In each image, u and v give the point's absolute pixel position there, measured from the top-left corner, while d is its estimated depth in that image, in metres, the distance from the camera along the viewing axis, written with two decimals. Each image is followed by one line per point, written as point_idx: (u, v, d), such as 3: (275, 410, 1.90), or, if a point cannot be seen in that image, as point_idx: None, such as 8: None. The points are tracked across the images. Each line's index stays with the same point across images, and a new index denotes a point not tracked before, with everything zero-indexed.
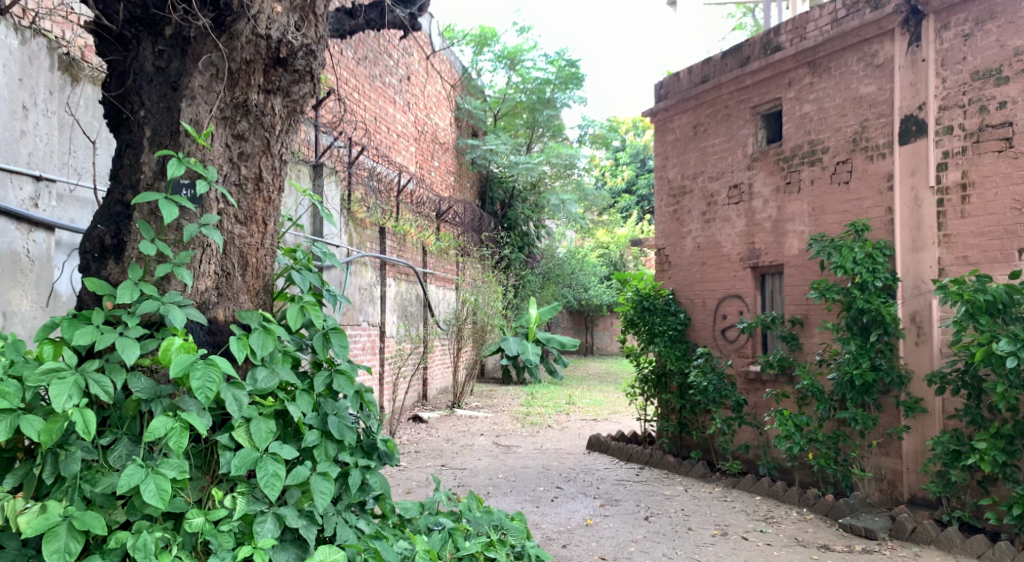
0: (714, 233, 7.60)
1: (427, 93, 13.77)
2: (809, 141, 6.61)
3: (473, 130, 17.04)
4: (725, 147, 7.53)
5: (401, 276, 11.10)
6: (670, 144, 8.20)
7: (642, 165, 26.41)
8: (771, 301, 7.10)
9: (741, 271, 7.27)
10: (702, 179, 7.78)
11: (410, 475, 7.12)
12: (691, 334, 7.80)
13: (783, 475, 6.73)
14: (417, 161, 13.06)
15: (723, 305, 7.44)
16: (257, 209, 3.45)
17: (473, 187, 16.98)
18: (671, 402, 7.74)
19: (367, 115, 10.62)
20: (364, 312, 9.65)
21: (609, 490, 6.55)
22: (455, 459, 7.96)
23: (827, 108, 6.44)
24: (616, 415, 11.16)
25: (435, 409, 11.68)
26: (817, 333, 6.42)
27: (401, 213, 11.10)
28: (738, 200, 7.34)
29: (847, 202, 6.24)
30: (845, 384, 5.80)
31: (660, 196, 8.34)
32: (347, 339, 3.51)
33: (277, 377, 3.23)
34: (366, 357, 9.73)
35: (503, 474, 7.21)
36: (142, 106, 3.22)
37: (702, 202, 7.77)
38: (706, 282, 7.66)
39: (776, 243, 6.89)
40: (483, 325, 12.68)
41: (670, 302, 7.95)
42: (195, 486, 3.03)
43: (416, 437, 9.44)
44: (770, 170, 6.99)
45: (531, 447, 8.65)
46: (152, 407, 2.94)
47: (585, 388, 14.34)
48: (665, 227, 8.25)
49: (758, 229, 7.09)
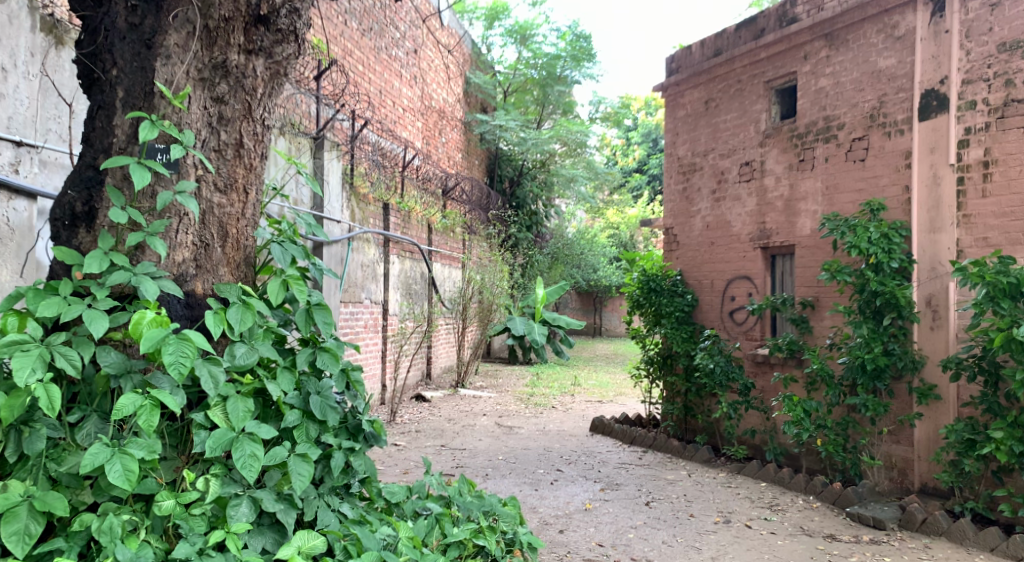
0: (724, 213, 7.38)
1: (434, 68, 13.52)
2: (824, 117, 6.36)
3: (482, 106, 16.77)
4: (737, 123, 7.28)
5: (406, 253, 10.93)
6: (680, 120, 7.95)
7: (654, 145, 26.02)
8: (781, 283, 6.89)
9: (751, 251, 7.05)
10: (713, 156, 7.54)
11: (408, 455, 7.00)
12: (698, 316, 7.60)
13: (790, 461, 6.55)
14: (424, 136, 12.85)
15: (732, 286, 7.23)
16: (238, 177, 3.28)
17: (481, 164, 16.75)
18: (676, 385, 7.56)
19: (372, 89, 10.41)
20: (366, 289, 9.51)
21: (610, 473, 6.40)
22: (455, 440, 7.83)
23: (844, 82, 6.18)
24: (621, 397, 11.00)
25: (439, 388, 11.56)
26: (828, 316, 6.22)
27: (405, 190, 10.91)
28: (750, 178, 7.10)
29: (862, 180, 5.99)
30: (857, 368, 5.61)
31: (669, 173, 8.10)
32: (332, 314, 3.36)
33: (256, 353, 3.09)
34: (369, 335, 9.60)
35: (502, 455, 7.08)
36: (114, 65, 3.04)
37: (712, 180, 7.54)
38: (715, 262, 7.44)
39: (788, 223, 6.66)
40: (489, 304, 12.52)
41: (677, 283, 7.75)
42: (168, 467, 2.91)
43: (417, 416, 9.32)
44: (783, 147, 6.74)
45: (534, 428, 8.51)
46: (121, 383, 2.80)
47: (591, 370, 14.18)
48: (674, 205, 8.02)
49: (769, 208, 6.86)
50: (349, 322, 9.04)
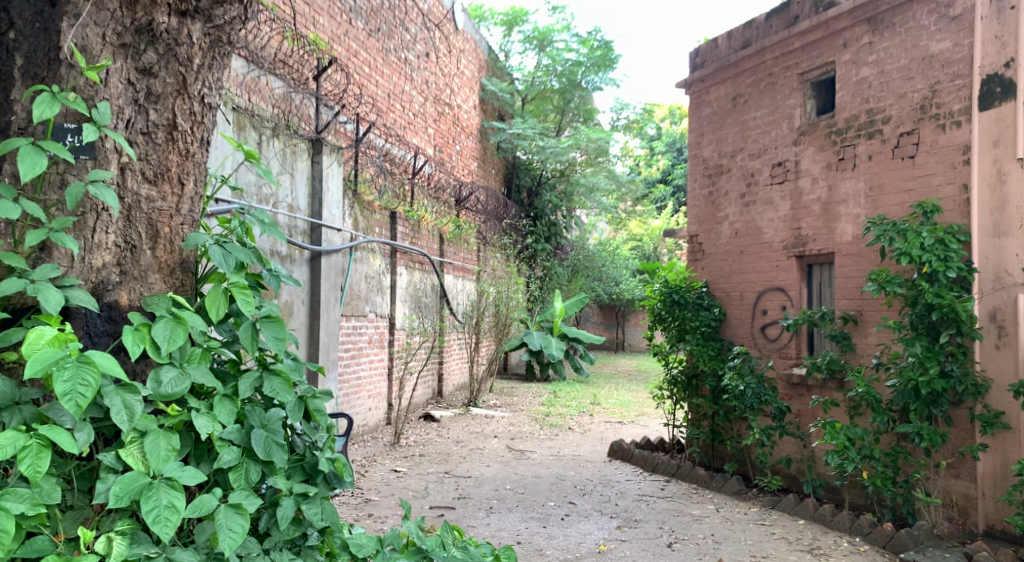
0: (754, 218, 6.74)
1: (449, 73, 13.03)
2: (867, 110, 5.71)
3: (499, 114, 16.24)
4: (768, 120, 6.66)
5: (415, 264, 10.38)
6: (706, 119, 7.33)
7: (678, 155, 25.33)
8: (818, 295, 6.22)
9: (785, 260, 6.40)
10: (742, 157, 6.91)
11: (407, 484, 6.40)
12: (726, 331, 6.95)
13: (831, 495, 5.86)
14: (436, 143, 12.36)
15: (764, 299, 6.57)
16: (171, 165, 2.75)
17: (499, 173, 16.21)
18: (702, 407, 6.90)
19: (379, 92, 9.91)
20: (370, 302, 8.99)
21: (628, 508, 5.75)
22: (461, 465, 7.22)
23: (890, 71, 5.54)
24: (644, 418, 10.31)
25: (450, 407, 10.97)
26: (874, 332, 5.53)
27: (416, 198, 10.40)
28: (783, 180, 6.46)
29: (912, 179, 5.33)
30: (909, 392, 4.91)
31: (693, 176, 7.47)
32: (284, 331, 2.82)
33: (187, 379, 2.55)
34: (374, 351, 9.06)
35: (510, 484, 6.46)
36: (10, 26, 2.53)
37: (741, 182, 6.90)
38: (745, 272, 6.79)
39: (826, 229, 6.01)
40: (504, 318, 11.92)
41: (703, 296, 7.12)
42: (72, 520, 2.36)
43: (424, 438, 8.74)
44: (820, 145, 6.10)
45: (547, 452, 7.87)
46: (6, 417, 2.25)
47: (612, 387, 13.49)
48: (699, 211, 7.39)
49: (805, 212, 6.22)
50: (351, 337, 8.49)
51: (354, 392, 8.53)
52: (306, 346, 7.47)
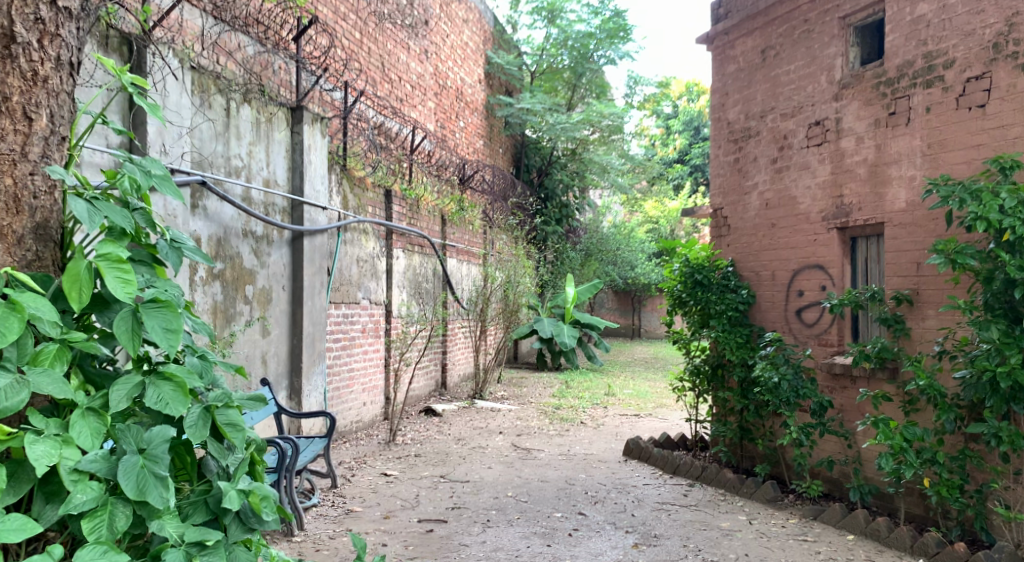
0: (787, 186, 5.93)
1: (451, 44, 12.23)
2: (925, 54, 4.88)
3: (507, 90, 15.41)
4: (804, 73, 5.82)
5: (414, 248, 9.62)
6: (731, 77, 6.50)
7: (696, 134, 24.35)
8: (864, 272, 5.42)
9: (823, 234, 5.60)
10: (773, 117, 6.09)
11: (397, 491, 5.68)
12: (756, 316, 6.16)
13: (882, 503, 5.08)
14: (437, 118, 11.58)
15: (800, 278, 5.78)
16: (11, 92, 2.14)
17: (507, 152, 15.38)
18: (729, 401, 6.12)
19: (371, 61, 9.14)
20: (363, 288, 8.26)
21: (647, 520, 5.00)
22: (460, 467, 6.51)
23: (953, 5, 4.70)
24: (662, 410, 9.54)
25: (454, 399, 10.25)
26: (934, 315, 4.74)
27: (413, 176, 9.63)
28: (822, 141, 5.64)
29: (981, 132, 4.51)
30: (984, 385, 4.12)
31: (716, 142, 6.65)
32: (179, 321, 2.07)
33: (27, 387, 1.83)
34: (368, 341, 8.35)
35: (512, 490, 5.72)
36: None
37: (772, 146, 6.08)
38: (777, 248, 5.99)
39: (874, 195, 5.20)
40: (512, 304, 11.16)
41: (728, 277, 6.33)
42: None
43: (422, 435, 8.01)
44: (866, 99, 5.28)
45: (556, 451, 7.12)
46: None
47: (627, 376, 12.72)
48: (723, 181, 6.57)
49: (848, 177, 5.41)
50: (342, 326, 7.77)
51: (346, 385, 7.83)
52: (288, 336, 6.77)
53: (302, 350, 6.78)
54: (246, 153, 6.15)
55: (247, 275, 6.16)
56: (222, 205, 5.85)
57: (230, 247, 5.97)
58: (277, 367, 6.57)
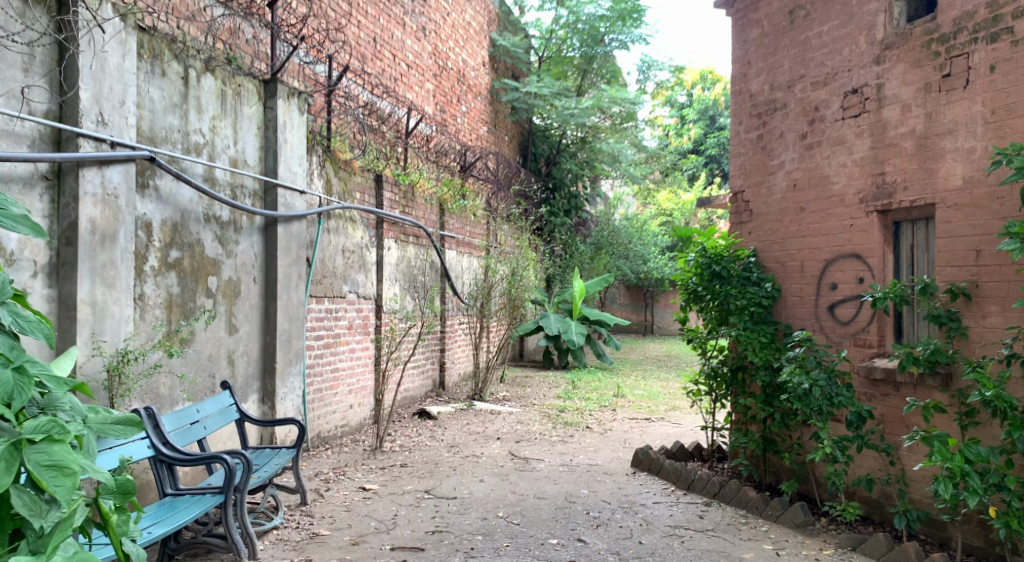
0: (819, 164, 5.19)
1: (452, 23, 11.53)
2: (987, 5, 4.18)
3: (513, 73, 14.69)
4: (840, 35, 5.09)
5: (408, 238, 8.91)
6: (754, 43, 5.76)
7: (712, 123, 23.51)
8: (910, 262, 4.69)
9: (862, 218, 4.86)
10: (802, 87, 5.35)
11: (373, 509, 5.02)
12: (782, 312, 5.43)
13: (932, 531, 4.36)
14: (436, 100, 10.88)
15: (835, 270, 5.04)
16: None
17: (513, 140, 14.66)
18: (751, 409, 5.40)
19: (361, 35, 8.46)
20: (349, 280, 7.57)
21: (656, 549, 4.32)
22: (448, 480, 5.83)
23: None
24: (676, 414, 8.81)
25: (452, 400, 9.58)
26: (999, 311, 4.04)
27: (407, 161, 8.94)
28: (860, 112, 4.91)
29: None
30: None
31: (737, 117, 5.92)
32: None
33: None
34: (355, 338, 7.67)
35: (504, 509, 5.04)
36: None
37: (802, 120, 5.34)
38: (806, 235, 5.26)
39: (923, 172, 4.49)
40: (516, 299, 10.46)
41: (750, 268, 5.60)
42: None
43: (412, 442, 7.33)
44: (915, 60, 4.56)
45: (557, 462, 6.42)
46: None
47: (638, 376, 11.99)
48: (744, 161, 5.83)
49: (891, 152, 4.69)
50: (325, 322, 7.10)
51: (329, 387, 7.16)
52: (260, 333, 6.12)
53: (275, 349, 6.14)
54: (209, 128, 5.48)
55: (210, 265, 5.49)
56: (178, 185, 5.16)
57: (189, 233, 5.29)
58: (247, 368, 5.93)
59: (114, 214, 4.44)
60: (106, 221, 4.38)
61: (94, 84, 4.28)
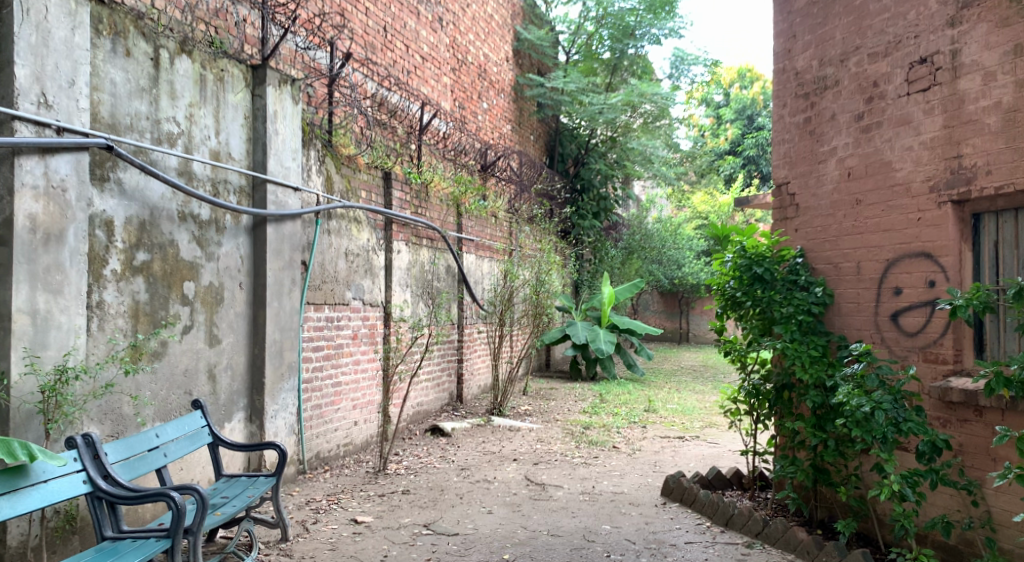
0: (879, 148, 4.43)
1: (472, 14, 10.94)
2: None
3: (539, 70, 14.04)
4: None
5: (421, 241, 8.30)
6: (800, 14, 5.01)
7: (750, 123, 22.62)
8: (994, 262, 3.93)
9: (934, 209, 4.09)
10: (858, 60, 4.60)
11: (362, 548, 4.39)
12: (836, 321, 4.66)
13: None
14: (454, 96, 10.28)
15: (901, 271, 4.26)
16: None
17: (539, 139, 13.99)
18: (799, 435, 4.62)
19: (368, 24, 7.90)
20: (352, 286, 6.96)
21: None
22: (452, 511, 5.18)
23: None
24: (712, 433, 8.04)
25: (469, 415, 8.92)
26: None
27: (421, 158, 8.34)
28: (929, 86, 4.15)
29: None
30: None
31: (781, 99, 5.17)
32: None
33: None
34: (360, 349, 7.07)
35: (512, 550, 4.37)
36: None
37: (858, 98, 4.59)
38: (865, 231, 4.49)
39: (1011, 152, 3.74)
40: (539, 306, 9.79)
41: (797, 271, 4.84)
42: None
43: (420, 463, 6.69)
44: (1000, 19, 3.81)
45: (577, 489, 5.71)
46: None
47: (671, 388, 11.20)
48: (790, 148, 5.07)
49: (971, 130, 3.92)
50: (325, 332, 6.51)
51: (329, 403, 6.56)
52: (246, 344, 5.52)
53: (263, 362, 5.55)
54: (185, 115, 4.92)
55: (186, 269, 4.92)
56: (147, 180, 4.61)
57: (160, 233, 4.73)
58: (230, 384, 5.35)
59: (62, 210, 3.88)
60: (52, 218, 3.83)
61: (35, 57, 3.75)
